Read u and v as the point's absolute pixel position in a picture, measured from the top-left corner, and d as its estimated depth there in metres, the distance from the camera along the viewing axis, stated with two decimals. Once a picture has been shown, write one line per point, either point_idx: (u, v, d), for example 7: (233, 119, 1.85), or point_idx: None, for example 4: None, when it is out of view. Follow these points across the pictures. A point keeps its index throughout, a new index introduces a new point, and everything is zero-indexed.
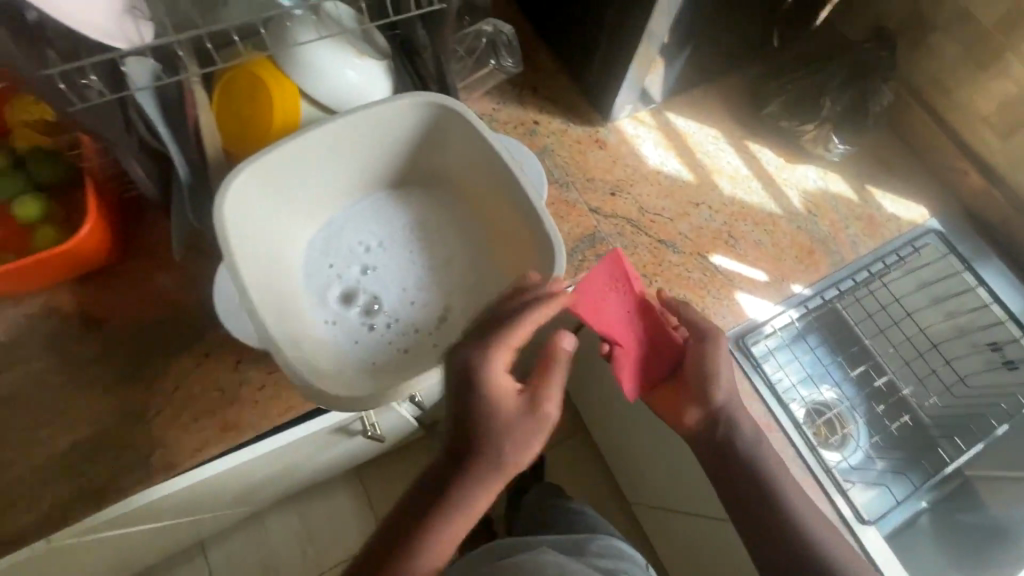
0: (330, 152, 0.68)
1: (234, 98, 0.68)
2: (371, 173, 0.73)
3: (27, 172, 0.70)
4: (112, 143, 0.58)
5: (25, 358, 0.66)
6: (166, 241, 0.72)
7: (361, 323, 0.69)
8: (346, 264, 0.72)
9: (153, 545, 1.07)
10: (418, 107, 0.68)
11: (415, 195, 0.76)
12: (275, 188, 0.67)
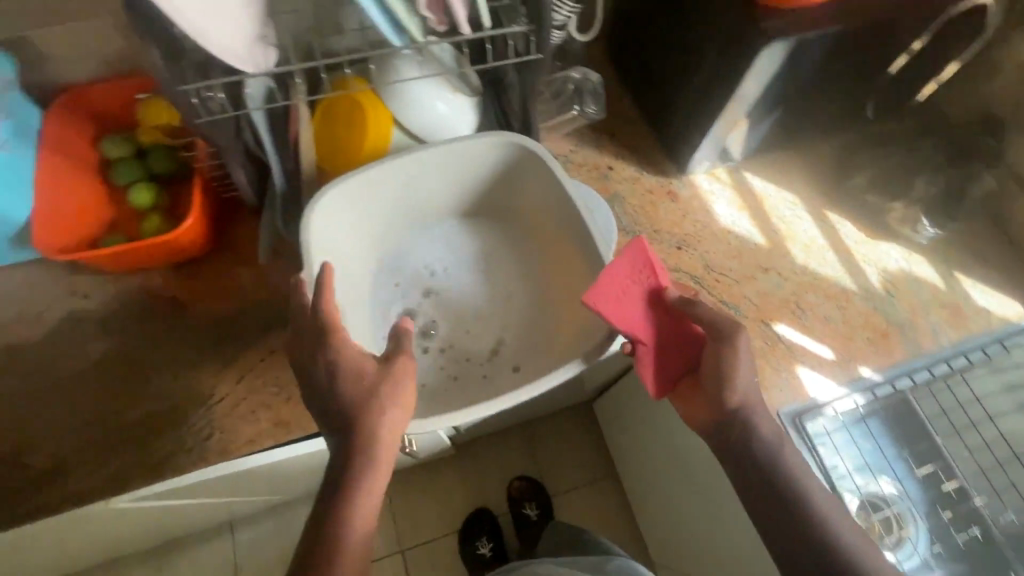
0: (412, 180, 0.72)
1: (333, 120, 0.72)
2: (446, 201, 0.77)
3: (145, 163, 0.78)
4: (224, 149, 0.64)
5: (116, 330, 0.73)
6: (252, 240, 0.77)
7: (417, 344, 0.73)
8: (410, 285, 0.76)
9: (190, 519, 1.13)
10: (501, 147, 0.71)
11: (484, 226, 0.79)
12: (357, 208, 0.71)
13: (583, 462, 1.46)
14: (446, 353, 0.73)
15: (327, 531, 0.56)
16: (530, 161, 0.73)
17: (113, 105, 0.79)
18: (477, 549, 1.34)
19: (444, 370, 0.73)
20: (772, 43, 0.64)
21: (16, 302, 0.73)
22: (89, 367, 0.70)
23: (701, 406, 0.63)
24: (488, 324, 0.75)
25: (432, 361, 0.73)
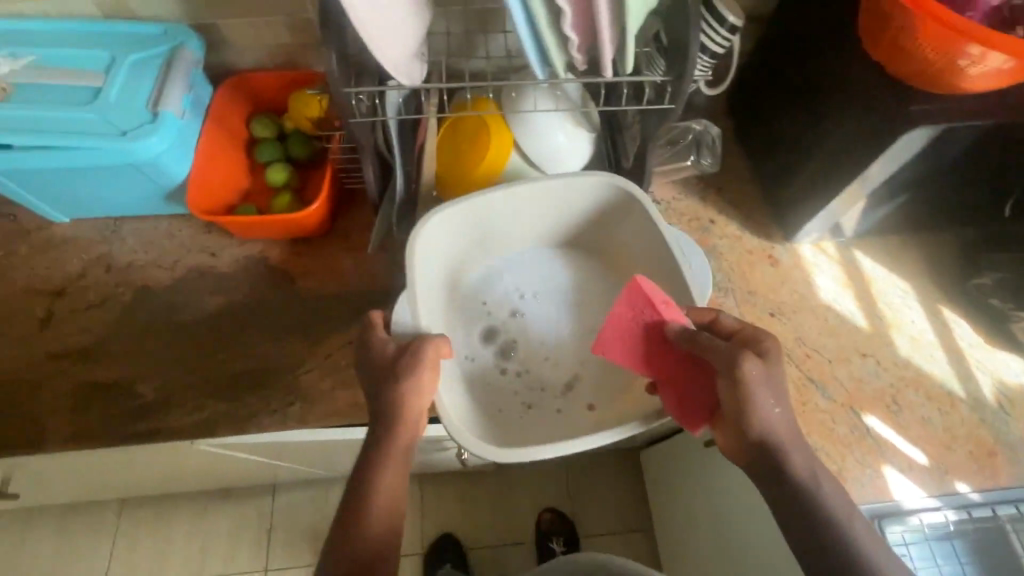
0: (516, 207, 0.74)
1: (458, 134, 0.77)
2: (543, 230, 0.79)
3: (285, 146, 0.87)
4: (362, 150, 0.68)
5: (232, 291, 0.80)
6: (363, 230, 0.83)
7: (496, 366, 0.75)
8: (498, 306, 0.78)
9: (245, 472, 1.21)
10: (604, 186, 0.72)
11: (572, 257, 0.81)
12: (462, 228, 0.74)
13: (618, 510, 1.42)
14: (524, 377, 0.75)
15: (355, 513, 0.58)
16: (630, 203, 0.74)
17: (269, 90, 0.88)
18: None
19: (519, 396, 0.74)
20: (920, 127, 0.62)
21: (157, 249, 0.83)
22: (204, 317, 0.78)
23: (732, 441, 0.60)
24: (566, 356, 0.76)
25: (509, 385, 0.74)
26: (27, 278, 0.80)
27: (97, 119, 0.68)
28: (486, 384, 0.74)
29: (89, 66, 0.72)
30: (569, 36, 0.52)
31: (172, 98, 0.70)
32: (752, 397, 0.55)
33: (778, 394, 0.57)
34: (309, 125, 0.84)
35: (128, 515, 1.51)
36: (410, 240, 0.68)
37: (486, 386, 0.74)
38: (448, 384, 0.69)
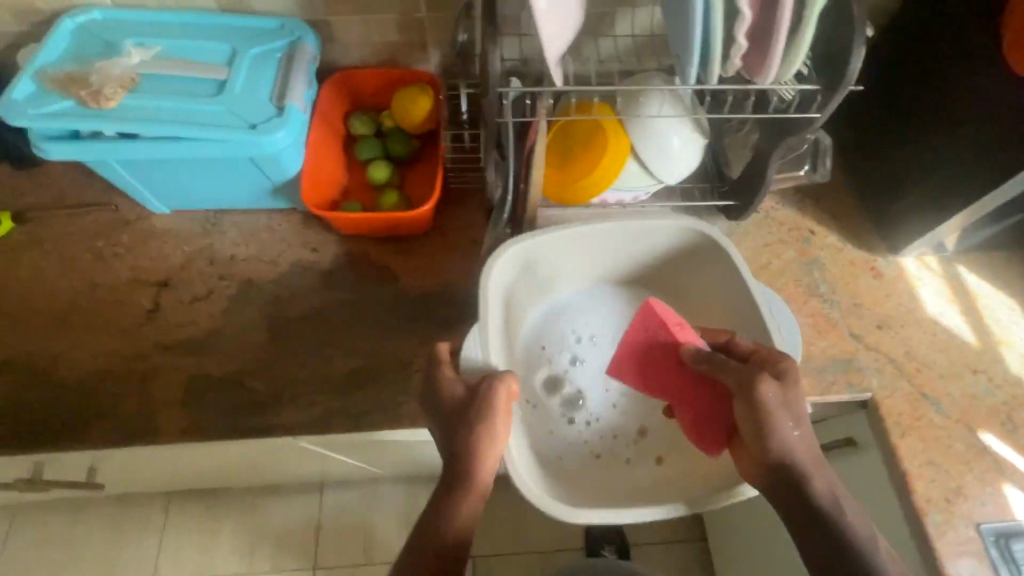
0: (584, 244, 0.74)
1: (568, 137, 0.77)
2: (605, 274, 0.80)
3: (384, 144, 0.87)
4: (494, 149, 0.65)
5: (336, 287, 0.80)
6: (466, 230, 0.83)
7: (562, 414, 0.75)
8: (558, 351, 0.78)
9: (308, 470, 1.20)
10: (681, 232, 0.74)
11: (634, 299, 0.81)
12: (529, 267, 0.74)
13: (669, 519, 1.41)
14: (592, 426, 0.75)
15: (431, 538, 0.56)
16: (703, 246, 0.74)
17: (370, 88, 0.88)
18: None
19: (587, 446, 0.74)
20: None
21: (259, 243, 0.83)
22: (309, 314, 0.78)
23: (749, 468, 0.58)
24: (632, 404, 0.76)
25: (578, 435, 0.74)
26: (132, 269, 0.81)
27: (223, 112, 0.68)
28: (551, 433, 0.74)
29: (210, 58, 0.72)
30: (739, 40, 0.50)
31: (296, 93, 0.70)
32: (772, 424, 0.55)
33: (798, 418, 0.56)
34: (414, 122, 0.84)
35: (176, 510, 1.51)
36: (481, 278, 0.67)
37: (553, 436, 0.74)
38: (518, 430, 0.68)
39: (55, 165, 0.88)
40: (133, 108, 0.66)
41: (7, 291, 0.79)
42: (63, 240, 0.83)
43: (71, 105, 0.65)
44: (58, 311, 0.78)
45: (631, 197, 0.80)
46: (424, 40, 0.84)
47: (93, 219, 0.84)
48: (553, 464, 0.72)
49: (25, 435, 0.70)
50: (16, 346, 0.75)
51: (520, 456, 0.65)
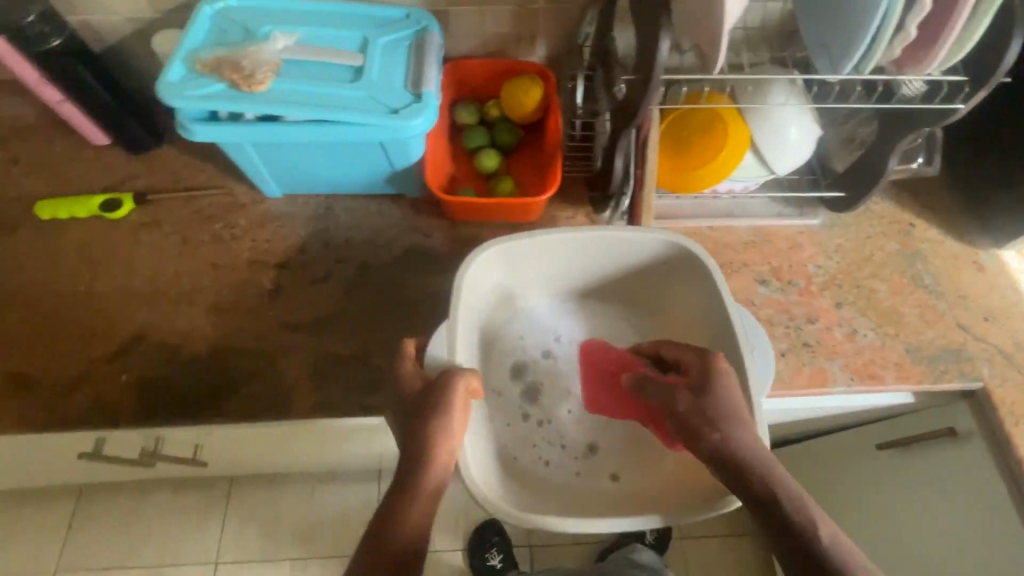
0: (564, 246, 0.72)
1: (683, 127, 0.78)
2: (580, 282, 0.78)
3: (491, 134, 0.89)
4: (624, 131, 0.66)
5: (449, 271, 0.82)
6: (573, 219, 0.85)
7: (521, 411, 0.73)
8: (530, 349, 0.77)
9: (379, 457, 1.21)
10: (658, 243, 0.71)
11: (608, 310, 0.79)
12: (506, 260, 0.72)
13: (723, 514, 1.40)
14: (548, 433, 0.72)
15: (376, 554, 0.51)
16: (681, 261, 0.72)
17: (478, 78, 0.90)
18: (485, 561, 1.32)
19: (537, 451, 0.71)
20: None
21: (371, 228, 0.85)
22: (425, 297, 0.80)
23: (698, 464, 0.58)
24: (595, 421, 0.73)
25: (530, 435, 0.72)
26: (250, 251, 0.83)
27: (364, 97, 0.69)
28: (508, 427, 0.72)
29: (344, 45, 0.74)
30: (910, 29, 0.53)
31: (431, 79, 0.71)
32: (694, 421, 0.56)
33: (725, 417, 0.55)
34: (525, 111, 0.86)
35: (235, 503, 1.48)
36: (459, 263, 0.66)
37: (503, 435, 0.71)
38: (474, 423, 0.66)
39: (168, 149, 0.91)
40: (280, 91, 0.68)
41: (131, 269, 0.81)
42: (180, 221, 0.85)
43: (222, 88, 0.67)
44: (181, 289, 0.80)
45: (741, 187, 0.83)
46: (534, 32, 0.85)
47: (207, 203, 0.86)
48: (504, 463, 0.69)
49: (162, 408, 0.73)
50: (144, 323, 0.77)
51: (473, 453, 0.62)
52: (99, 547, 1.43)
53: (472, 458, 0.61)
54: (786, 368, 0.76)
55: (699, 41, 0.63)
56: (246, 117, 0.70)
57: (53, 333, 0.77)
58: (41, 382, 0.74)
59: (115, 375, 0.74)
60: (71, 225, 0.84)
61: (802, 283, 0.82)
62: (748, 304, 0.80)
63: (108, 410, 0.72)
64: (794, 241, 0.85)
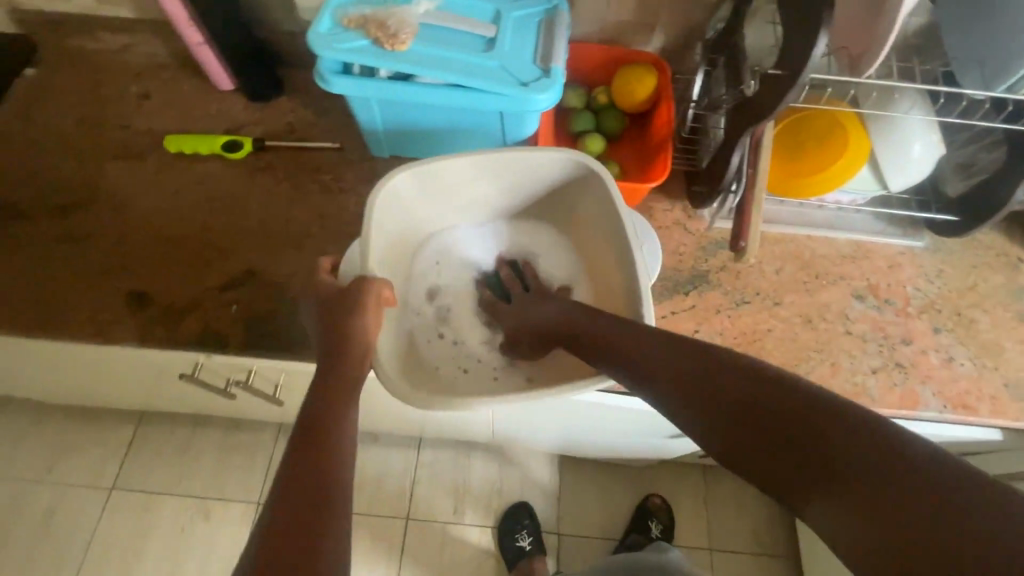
0: (476, 173, 0.76)
1: (799, 132, 0.78)
2: (502, 206, 0.83)
3: (597, 119, 0.89)
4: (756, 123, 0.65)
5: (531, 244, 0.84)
6: (670, 211, 0.86)
7: (440, 325, 0.80)
8: (451, 270, 0.83)
9: (426, 422, 1.22)
10: (570, 163, 0.74)
11: (535, 234, 0.85)
12: (422, 188, 0.75)
13: (754, 531, 1.39)
14: (464, 343, 0.79)
15: (295, 479, 0.50)
16: (590, 178, 0.75)
17: (592, 63, 0.91)
18: (515, 541, 1.33)
19: (456, 363, 0.78)
20: None
21: None
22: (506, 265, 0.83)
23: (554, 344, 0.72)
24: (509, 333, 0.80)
25: (449, 346, 0.79)
26: (355, 205, 0.86)
27: (496, 67, 0.71)
28: (428, 341, 0.78)
29: (478, 16, 0.76)
30: None
31: (559, 56, 0.73)
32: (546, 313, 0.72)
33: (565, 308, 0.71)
34: (636, 100, 0.86)
35: (285, 435, 1.44)
36: (370, 197, 0.69)
37: (423, 344, 0.77)
38: (392, 335, 0.71)
39: (286, 101, 0.95)
40: (417, 52, 0.70)
41: (245, 209, 0.86)
42: (293, 170, 0.89)
43: (366, 44, 0.70)
44: (289, 233, 0.84)
45: (848, 200, 0.82)
46: (656, 22, 0.86)
47: (318, 155, 0.90)
48: (423, 371, 0.74)
49: (266, 341, 0.77)
50: (254, 260, 0.82)
51: (388, 356, 0.67)
52: (151, 474, 1.39)
53: (388, 357, 0.67)
54: (877, 386, 0.75)
55: (847, 43, 0.66)
56: (381, 74, 0.73)
57: (169, 258, 0.82)
58: (159, 302, 0.79)
59: (225, 305, 0.79)
60: (193, 162, 0.89)
61: (899, 303, 0.80)
62: (841, 317, 0.79)
63: (216, 334, 0.77)
64: (894, 260, 0.83)
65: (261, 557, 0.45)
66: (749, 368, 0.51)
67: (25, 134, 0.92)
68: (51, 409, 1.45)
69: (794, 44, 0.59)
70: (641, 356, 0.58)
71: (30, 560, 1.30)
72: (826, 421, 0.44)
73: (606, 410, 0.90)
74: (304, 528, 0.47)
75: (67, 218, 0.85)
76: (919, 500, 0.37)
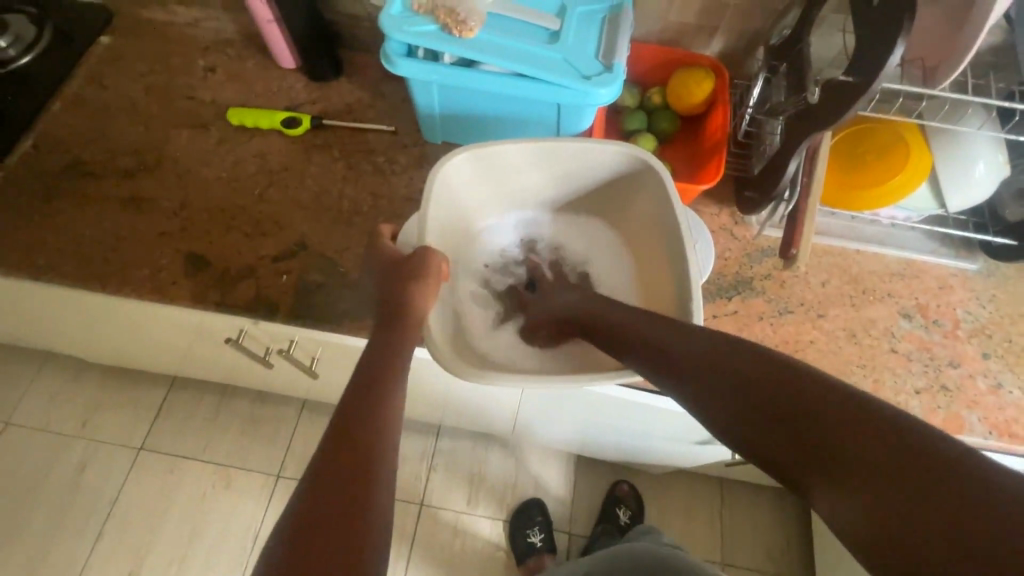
0: (534, 163, 0.78)
1: (860, 144, 0.77)
2: (558, 199, 0.85)
3: (649, 120, 0.90)
4: (820, 128, 0.64)
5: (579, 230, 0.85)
6: (718, 215, 0.85)
7: (492, 311, 0.80)
8: (505, 259, 0.84)
9: (449, 410, 1.23)
10: (625, 156, 0.76)
11: (586, 228, 0.86)
12: (482, 173, 0.78)
13: (770, 550, 1.37)
14: (517, 337, 0.79)
15: (345, 430, 0.53)
16: (645, 173, 0.76)
17: (648, 64, 0.91)
18: (526, 536, 1.33)
19: (505, 348, 0.77)
20: None
21: None
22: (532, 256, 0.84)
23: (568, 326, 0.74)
24: None
25: (500, 327, 0.79)
26: (405, 188, 0.88)
27: (559, 60, 0.72)
28: (481, 327, 0.79)
29: (544, 8, 0.76)
30: None
31: (622, 52, 0.73)
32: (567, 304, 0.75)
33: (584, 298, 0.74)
34: (692, 102, 0.86)
35: (309, 411, 1.47)
36: (427, 180, 0.71)
37: (476, 337, 0.77)
38: (444, 313, 0.73)
39: (344, 82, 0.98)
40: (484, 41, 0.72)
41: (300, 184, 0.88)
42: (347, 150, 0.91)
43: (434, 29, 0.72)
44: (340, 210, 0.86)
45: (903, 217, 0.82)
46: (719, 26, 0.86)
47: (373, 137, 0.92)
48: (472, 351, 0.74)
49: (314, 312, 0.79)
50: (305, 234, 0.84)
51: (439, 330, 0.69)
52: (177, 438, 1.43)
53: (439, 331, 0.69)
54: (920, 407, 0.73)
55: (925, 54, 0.66)
56: (445, 58, 0.75)
57: (225, 225, 0.85)
58: (216, 267, 0.82)
59: (277, 274, 0.81)
60: (254, 135, 0.92)
61: (948, 325, 0.79)
62: (887, 334, 0.78)
63: (267, 302, 0.80)
64: (945, 282, 0.82)
65: (300, 533, 0.46)
66: (783, 365, 0.52)
67: (96, 98, 0.96)
68: (91, 366, 1.50)
69: (868, 51, 0.58)
70: (677, 348, 0.59)
71: (60, 509, 1.35)
72: (867, 415, 0.45)
73: (636, 407, 0.89)
74: (351, 474, 0.50)
75: (132, 181, 0.89)
76: (930, 500, 0.39)
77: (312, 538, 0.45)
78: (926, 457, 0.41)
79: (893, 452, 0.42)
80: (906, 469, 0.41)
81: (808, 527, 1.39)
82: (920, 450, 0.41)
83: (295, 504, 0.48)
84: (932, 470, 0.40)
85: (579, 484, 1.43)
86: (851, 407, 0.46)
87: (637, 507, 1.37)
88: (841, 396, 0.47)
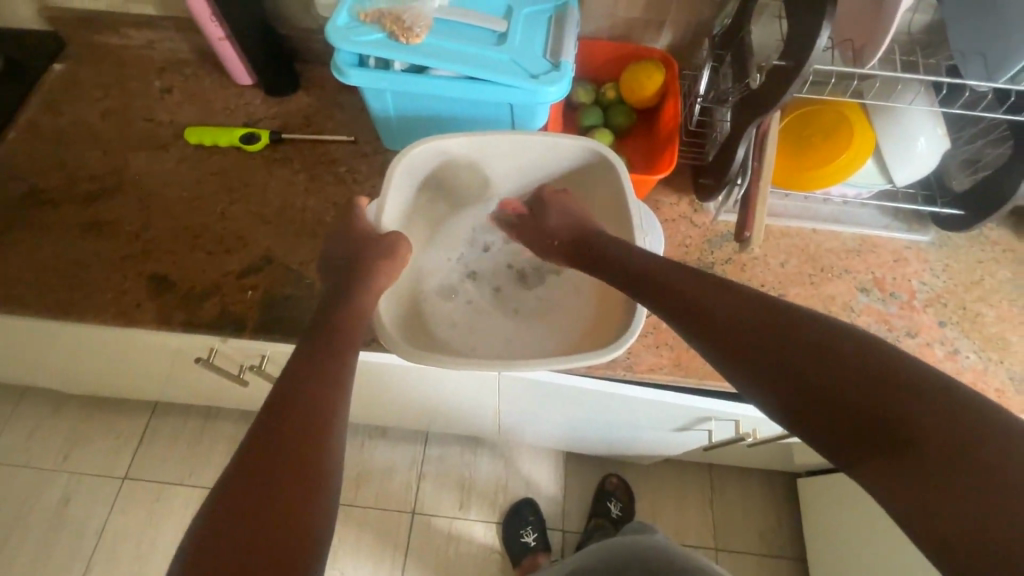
0: (493, 155, 0.80)
1: (808, 125, 0.79)
2: (518, 191, 0.86)
3: (605, 115, 0.91)
4: (759, 114, 0.66)
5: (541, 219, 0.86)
6: (678, 204, 0.87)
7: (457, 301, 0.81)
8: (466, 251, 0.85)
9: (433, 416, 1.23)
10: (582, 149, 0.77)
11: None
12: (442, 164, 0.79)
13: (760, 531, 1.38)
14: (477, 326, 0.80)
15: (295, 409, 0.53)
16: (601, 166, 0.78)
17: (601, 60, 0.93)
18: (520, 537, 1.33)
19: (471, 340, 0.78)
20: None
21: None
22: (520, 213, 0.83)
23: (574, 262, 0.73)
24: (521, 319, 0.81)
25: (458, 312, 0.80)
26: (369, 195, 0.89)
27: (507, 61, 0.73)
28: (447, 316, 0.79)
29: (491, 11, 0.78)
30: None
31: (569, 50, 0.75)
32: (573, 236, 0.74)
33: (578, 235, 0.74)
34: (644, 95, 0.88)
35: None
36: (393, 160, 0.73)
37: (438, 325, 0.78)
38: (399, 304, 0.74)
39: (303, 95, 0.98)
40: (432, 46, 0.73)
41: (263, 198, 0.88)
42: (309, 162, 0.92)
43: (382, 38, 0.73)
44: (305, 221, 0.86)
45: (854, 194, 0.85)
46: (665, 21, 0.88)
47: (333, 148, 0.93)
48: (429, 339, 0.75)
49: (283, 324, 0.79)
50: (271, 247, 0.84)
51: (394, 322, 0.71)
52: (162, 464, 1.41)
53: (391, 320, 0.70)
54: None
55: (854, 36, 0.68)
56: (396, 66, 0.75)
57: (191, 243, 0.85)
58: (182, 285, 0.82)
59: (244, 289, 0.81)
60: (214, 152, 0.92)
61: (904, 297, 0.81)
62: (846, 308, 0.80)
63: (235, 317, 0.80)
64: (899, 255, 0.84)
65: (238, 534, 0.46)
66: (752, 301, 0.55)
67: (52, 125, 0.96)
68: (71, 398, 1.48)
69: (795, 38, 0.61)
70: (663, 284, 0.61)
71: (45, 547, 1.33)
72: (823, 340, 0.48)
73: (591, 393, 0.88)
74: (296, 449, 0.51)
75: (94, 205, 0.89)
76: (925, 494, 0.39)
77: (251, 538, 0.46)
78: (885, 396, 0.43)
79: (883, 423, 0.43)
80: (903, 454, 0.41)
81: (796, 507, 1.41)
82: (914, 432, 0.41)
83: (226, 498, 0.48)
84: (889, 417, 0.42)
85: (570, 480, 1.44)
86: (814, 333, 0.49)
87: (627, 500, 1.38)
88: (826, 344, 0.48)
